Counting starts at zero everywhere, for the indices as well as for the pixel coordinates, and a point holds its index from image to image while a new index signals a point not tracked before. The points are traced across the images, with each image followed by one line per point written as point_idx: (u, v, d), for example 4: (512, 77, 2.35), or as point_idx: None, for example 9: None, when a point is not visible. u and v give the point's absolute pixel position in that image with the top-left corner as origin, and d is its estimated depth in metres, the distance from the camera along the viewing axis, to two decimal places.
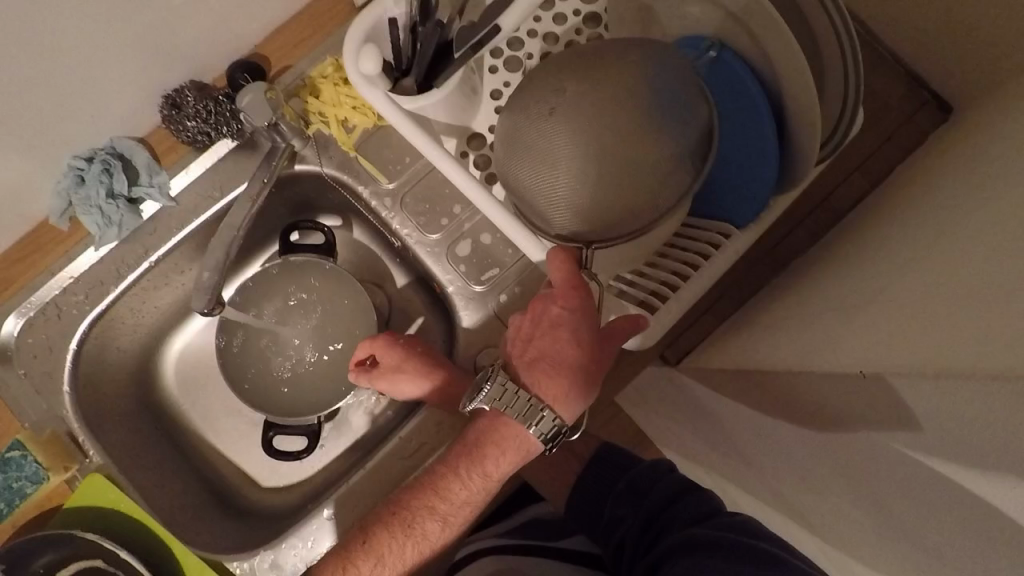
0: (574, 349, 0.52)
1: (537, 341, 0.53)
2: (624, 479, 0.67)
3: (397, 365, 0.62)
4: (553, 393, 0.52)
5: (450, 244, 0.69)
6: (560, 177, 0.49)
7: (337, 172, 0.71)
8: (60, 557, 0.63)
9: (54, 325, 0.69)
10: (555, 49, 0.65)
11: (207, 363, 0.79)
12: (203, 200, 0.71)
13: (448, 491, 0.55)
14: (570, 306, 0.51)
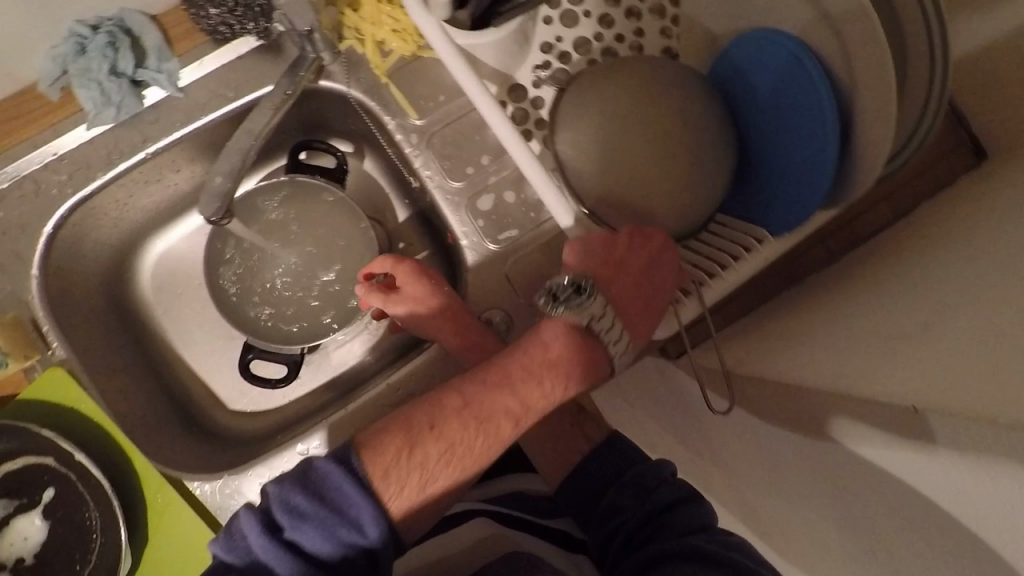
0: (665, 291, 0.53)
1: (630, 276, 0.51)
2: (630, 471, 0.59)
3: (417, 290, 0.61)
4: (639, 329, 0.53)
5: (472, 196, 0.66)
6: (597, 155, 0.54)
7: (364, 97, 0.67)
8: (12, 448, 0.60)
9: (30, 203, 0.63)
10: (614, 12, 0.61)
11: (192, 273, 0.74)
12: (213, 98, 0.65)
13: (517, 383, 0.52)
14: (660, 253, 0.52)
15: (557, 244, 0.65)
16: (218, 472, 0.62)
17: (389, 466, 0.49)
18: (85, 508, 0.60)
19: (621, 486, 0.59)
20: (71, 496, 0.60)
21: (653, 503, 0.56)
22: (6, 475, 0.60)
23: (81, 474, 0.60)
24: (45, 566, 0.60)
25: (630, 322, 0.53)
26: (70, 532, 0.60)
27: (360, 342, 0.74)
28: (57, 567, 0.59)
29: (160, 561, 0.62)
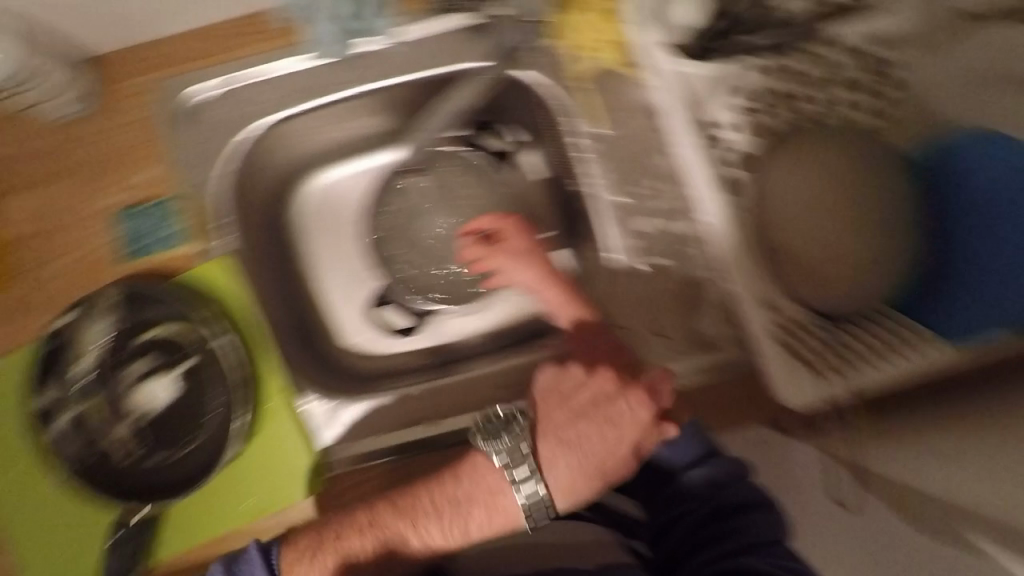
0: (601, 456, 0.57)
1: (569, 432, 0.58)
2: (697, 470, 0.58)
3: (517, 244, 0.70)
4: (565, 483, 0.56)
5: (635, 215, 0.66)
6: (788, 212, 0.56)
7: (556, 93, 0.69)
8: (171, 316, 0.66)
9: (242, 109, 0.69)
10: (836, 74, 0.58)
11: (342, 208, 0.77)
12: (422, 60, 0.70)
13: (426, 518, 0.55)
14: (626, 407, 0.58)
15: (705, 285, 0.64)
16: (332, 394, 0.69)
17: (299, 565, 0.53)
18: (214, 387, 0.66)
19: (686, 480, 0.58)
20: (204, 373, 0.66)
21: (721, 502, 0.56)
22: (157, 338, 0.67)
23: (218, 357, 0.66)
24: (166, 427, 0.66)
25: (559, 470, 0.56)
26: (194, 404, 0.66)
27: (479, 320, 0.77)
28: (177, 431, 0.66)
29: (255, 463, 0.65)
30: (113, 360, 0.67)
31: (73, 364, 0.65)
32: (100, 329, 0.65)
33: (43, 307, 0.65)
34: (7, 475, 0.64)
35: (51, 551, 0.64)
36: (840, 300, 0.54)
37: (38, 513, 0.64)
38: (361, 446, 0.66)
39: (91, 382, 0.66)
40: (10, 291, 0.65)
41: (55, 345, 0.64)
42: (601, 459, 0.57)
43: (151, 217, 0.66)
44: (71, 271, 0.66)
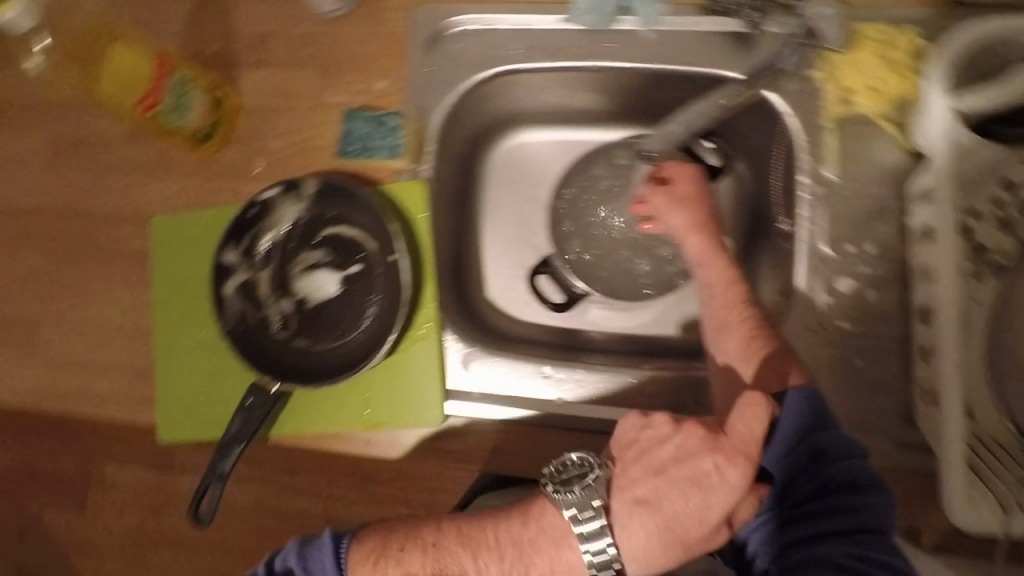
0: (686, 524, 0.53)
1: (653, 491, 0.54)
2: (805, 443, 0.55)
3: (686, 191, 0.66)
4: (640, 549, 0.54)
5: (835, 272, 0.63)
6: None
7: (797, 127, 0.63)
8: (354, 220, 0.69)
9: (479, 53, 0.69)
10: None
11: (529, 172, 0.80)
12: (669, 53, 0.66)
13: (484, 552, 0.55)
14: (722, 479, 0.53)
15: (883, 364, 0.61)
16: (472, 342, 0.69)
17: (361, 568, 0.57)
18: (371, 298, 0.69)
19: (793, 460, 0.55)
20: (367, 282, 0.69)
21: (832, 487, 0.53)
22: (337, 235, 0.70)
23: (385, 272, 0.68)
24: (318, 318, 0.70)
25: (635, 534, 0.54)
26: (349, 307, 0.69)
27: (624, 319, 0.77)
28: (326, 325, 0.70)
29: (388, 380, 0.67)
30: (295, 242, 0.71)
31: (259, 233, 0.70)
32: (292, 210, 0.69)
33: (255, 176, 0.71)
34: (178, 311, 0.71)
35: (193, 388, 0.70)
36: None
37: (192, 352, 0.70)
38: (486, 400, 0.67)
39: (268, 254, 0.71)
40: (235, 152, 0.71)
41: (252, 212, 0.69)
42: (685, 526, 0.53)
43: (369, 127, 0.68)
44: (287, 151, 0.70)
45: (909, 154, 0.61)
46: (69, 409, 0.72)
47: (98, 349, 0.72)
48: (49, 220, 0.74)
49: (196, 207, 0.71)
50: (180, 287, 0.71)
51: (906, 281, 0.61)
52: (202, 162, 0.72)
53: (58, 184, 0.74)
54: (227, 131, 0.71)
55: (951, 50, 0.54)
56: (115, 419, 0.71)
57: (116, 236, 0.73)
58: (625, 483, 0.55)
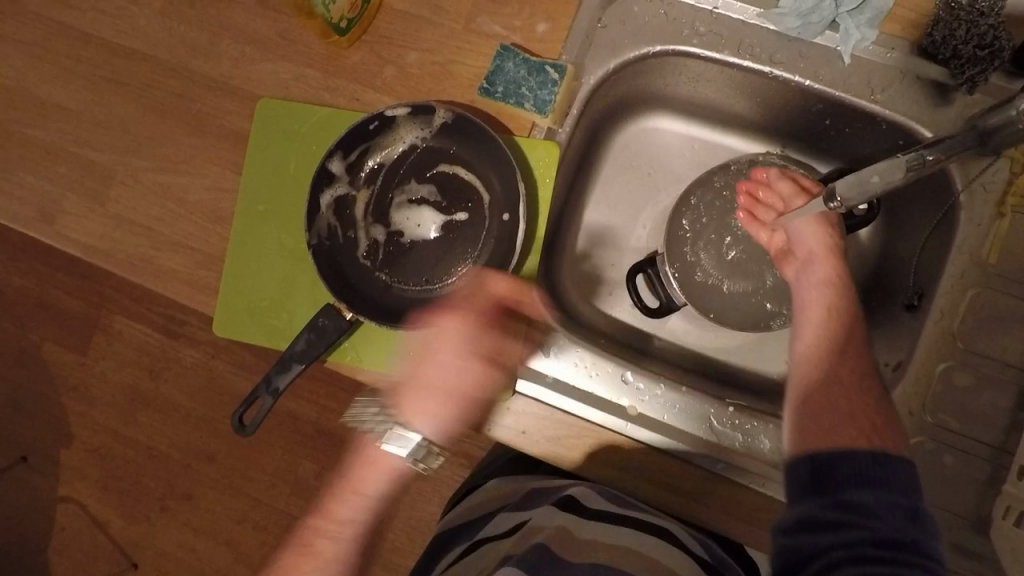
0: (437, 363, 0.61)
1: (425, 354, 0.63)
2: (904, 501, 0.46)
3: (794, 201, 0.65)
4: (433, 412, 0.61)
5: (955, 363, 0.59)
6: None
7: (966, 204, 0.59)
8: (474, 165, 0.65)
9: (657, 23, 0.63)
10: None
11: (655, 162, 0.75)
12: (859, 87, 0.60)
13: (313, 522, 0.60)
14: (458, 308, 0.62)
15: (972, 468, 0.59)
16: (555, 325, 0.65)
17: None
18: (470, 250, 0.65)
19: (888, 510, 0.46)
20: (469, 233, 0.65)
21: (887, 517, 0.45)
22: (451, 174, 0.66)
23: (493, 227, 0.65)
24: (408, 256, 0.66)
25: (418, 405, 0.61)
26: (444, 253, 0.66)
27: (703, 339, 0.74)
28: (414, 265, 0.66)
29: None
30: (403, 167, 0.66)
31: (372, 150, 0.65)
32: (413, 136, 0.65)
33: (383, 86, 0.65)
34: (263, 206, 0.66)
35: (261, 290, 0.66)
36: None
37: (268, 253, 0.66)
38: (559, 390, 0.63)
39: (375, 174, 0.66)
40: (367, 54, 0.66)
41: (372, 125, 0.63)
42: (422, 380, 0.61)
43: (524, 72, 0.60)
44: (423, 70, 0.65)
45: None
46: (125, 272, 0.68)
47: (170, 220, 0.68)
48: (152, 68, 0.69)
49: (311, 101, 0.66)
50: (272, 182, 0.66)
51: None
52: (331, 55, 0.66)
53: (172, 33, 0.69)
54: (364, 29, 0.65)
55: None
56: (171, 296, 0.68)
57: (219, 107, 0.68)
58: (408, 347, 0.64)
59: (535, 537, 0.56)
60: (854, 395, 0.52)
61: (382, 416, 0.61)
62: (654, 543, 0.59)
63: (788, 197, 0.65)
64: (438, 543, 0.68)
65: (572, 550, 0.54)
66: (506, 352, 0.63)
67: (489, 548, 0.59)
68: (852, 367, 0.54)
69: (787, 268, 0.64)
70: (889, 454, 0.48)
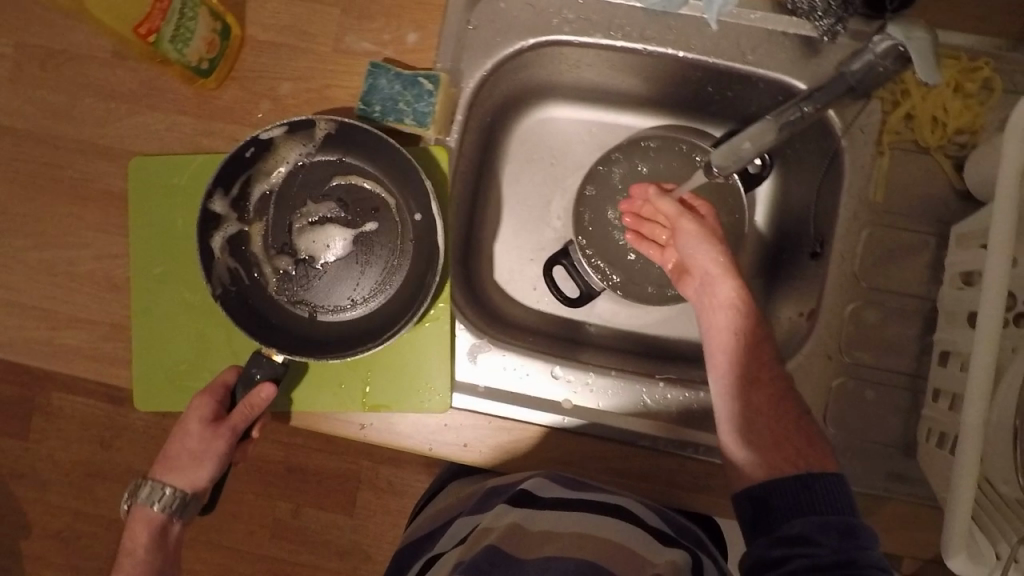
0: (192, 426, 0.58)
1: (182, 433, 0.58)
2: (840, 517, 0.48)
3: (668, 210, 0.64)
4: (179, 471, 0.58)
5: (861, 301, 0.62)
6: None
7: (847, 147, 0.61)
8: (373, 172, 0.64)
9: (527, 16, 0.62)
10: None
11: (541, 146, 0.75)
12: (732, 51, 0.61)
13: None
14: (196, 402, 0.58)
15: (890, 397, 0.61)
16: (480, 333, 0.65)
17: None
18: (395, 260, 0.64)
19: (825, 533, 0.47)
20: (387, 240, 0.64)
21: (826, 540, 0.46)
22: (349, 186, 0.64)
23: (414, 232, 0.64)
24: (321, 280, 0.64)
25: (180, 471, 0.58)
26: (362, 269, 0.64)
27: (633, 319, 0.74)
28: (333, 288, 0.64)
29: (387, 365, 0.64)
30: (297, 187, 0.64)
31: (255, 178, 0.63)
32: (294, 153, 0.63)
33: (262, 122, 0.64)
34: (158, 268, 0.64)
35: (175, 353, 0.64)
36: None
37: (173, 314, 0.64)
38: (492, 397, 0.63)
39: (263, 203, 0.64)
40: (239, 91, 0.63)
41: (250, 151, 0.61)
42: (175, 446, 0.58)
43: (399, 87, 0.59)
44: (299, 99, 0.63)
45: (957, 192, 0.60)
46: (28, 360, 0.64)
47: (66, 297, 0.65)
48: (15, 141, 0.65)
49: (188, 150, 0.64)
50: (162, 242, 0.64)
51: (930, 319, 0.61)
52: (201, 97, 0.64)
53: (29, 101, 0.65)
54: (231, 67, 0.63)
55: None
56: (82, 374, 0.65)
57: (94, 170, 0.65)
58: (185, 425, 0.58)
59: (484, 541, 0.55)
60: (778, 422, 0.54)
61: (147, 493, 0.59)
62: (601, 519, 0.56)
63: (671, 214, 0.64)
64: (404, 554, 0.68)
65: (526, 548, 0.54)
66: (257, 398, 0.57)
67: (443, 563, 0.58)
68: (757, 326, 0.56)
69: (687, 287, 0.65)
70: (816, 473, 0.50)
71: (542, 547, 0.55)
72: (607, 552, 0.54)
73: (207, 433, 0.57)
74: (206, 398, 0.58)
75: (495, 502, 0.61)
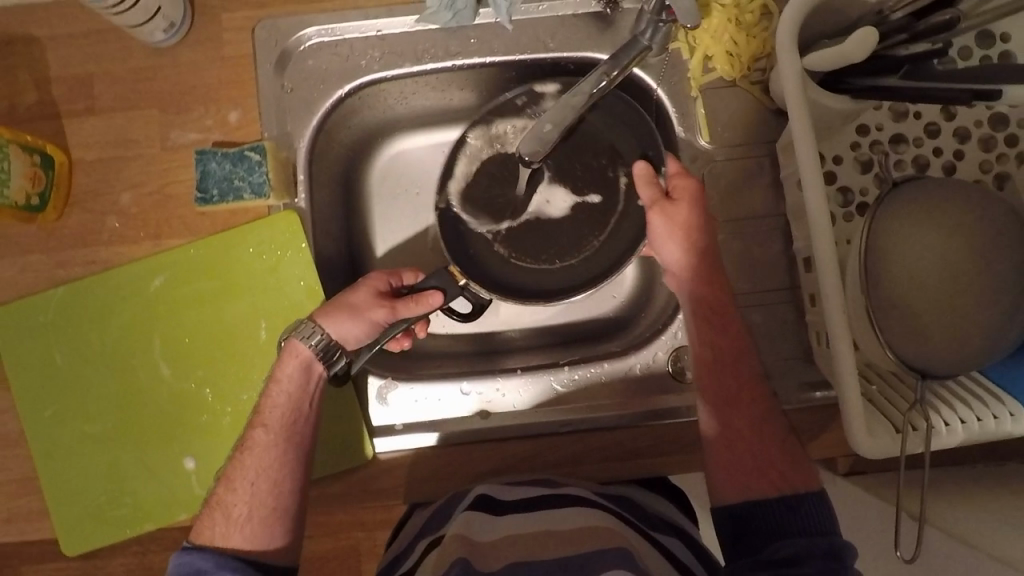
0: (363, 290, 0.59)
1: (346, 296, 0.59)
2: (824, 538, 0.50)
3: (648, 196, 0.60)
4: (337, 325, 0.58)
5: (724, 233, 0.65)
6: (903, 276, 0.51)
7: (665, 98, 0.65)
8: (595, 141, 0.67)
9: (337, 64, 0.65)
10: (936, 140, 0.60)
11: None
12: (534, 43, 0.64)
13: (239, 477, 0.54)
14: (368, 276, 0.60)
15: (777, 314, 0.64)
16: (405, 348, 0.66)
17: (213, 531, 0.53)
18: (598, 234, 0.67)
19: (810, 553, 0.49)
20: (604, 214, 0.68)
21: (811, 561, 0.48)
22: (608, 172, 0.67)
23: (630, 212, 0.67)
24: (537, 232, 0.69)
25: (335, 322, 0.58)
26: (579, 226, 0.68)
27: (533, 315, 0.74)
28: (531, 245, 0.69)
29: None
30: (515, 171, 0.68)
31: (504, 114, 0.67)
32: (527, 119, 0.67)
33: (112, 238, 0.64)
34: (49, 410, 0.63)
35: (93, 486, 0.63)
36: (947, 363, 0.51)
37: (77, 449, 0.63)
38: (413, 430, 0.65)
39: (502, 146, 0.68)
40: (81, 216, 0.64)
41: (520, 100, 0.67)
42: (339, 300, 0.59)
43: (232, 164, 0.61)
44: (143, 205, 0.64)
45: (771, 111, 0.64)
46: None
47: None
48: None
49: (48, 285, 0.64)
50: (45, 384, 0.63)
51: (788, 231, 0.64)
52: (45, 232, 0.64)
53: None
54: (65, 194, 0.63)
55: (791, 15, 0.52)
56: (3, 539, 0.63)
57: None
58: (344, 297, 0.59)
59: (450, 555, 0.51)
60: (762, 450, 0.55)
61: (303, 329, 0.58)
62: (544, 512, 0.56)
63: (646, 202, 0.60)
64: None
65: (490, 556, 0.52)
66: (427, 300, 0.59)
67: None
68: (700, 319, 0.58)
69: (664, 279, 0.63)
70: (800, 495, 0.52)
71: (505, 553, 0.52)
72: (540, 543, 0.53)
73: (372, 297, 0.59)
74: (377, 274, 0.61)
75: (450, 517, 0.57)
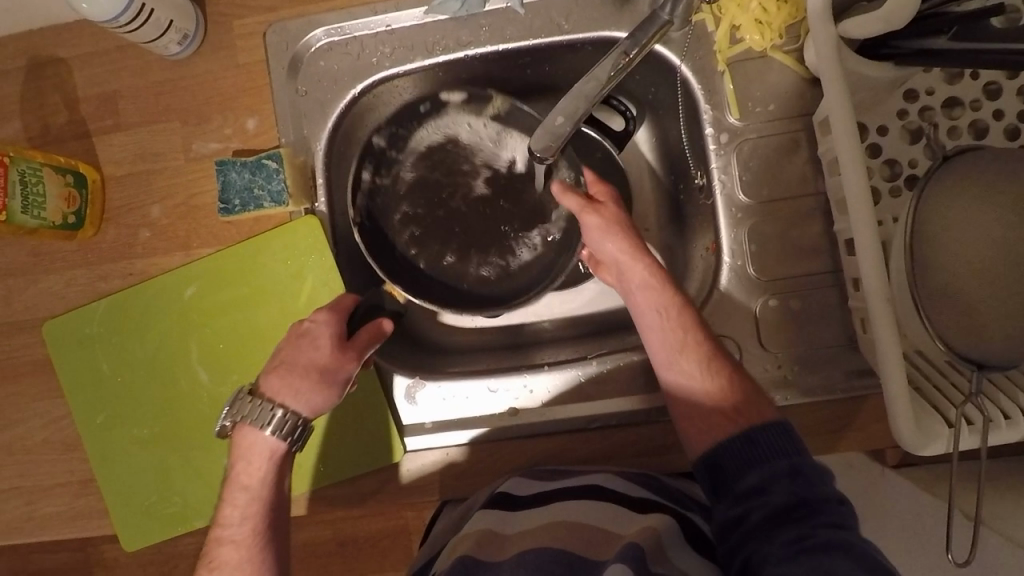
0: (322, 345, 0.54)
1: (299, 357, 0.53)
2: (787, 460, 0.47)
3: (573, 204, 0.58)
4: (302, 394, 0.52)
5: (757, 216, 0.61)
6: (953, 259, 0.47)
7: (690, 75, 0.61)
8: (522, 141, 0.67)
9: (349, 63, 0.64)
10: (997, 102, 0.54)
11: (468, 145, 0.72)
12: (547, 26, 0.62)
13: None
14: (318, 319, 0.55)
15: (817, 301, 0.60)
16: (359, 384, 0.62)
17: None
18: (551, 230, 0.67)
19: (774, 475, 0.47)
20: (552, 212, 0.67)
21: (776, 488, 0.46)
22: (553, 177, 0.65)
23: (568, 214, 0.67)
24: (466, 234, 0.69)
25: (297, 393, 0.52)
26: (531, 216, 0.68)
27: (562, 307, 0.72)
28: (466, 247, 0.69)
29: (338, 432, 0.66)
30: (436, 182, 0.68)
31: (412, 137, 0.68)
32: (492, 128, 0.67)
33: (145, 250, 0.66)
34: (101, 416, 0.66)
35: (144, 488, 0.66)
36: (1010, 353, 0.46)
37: (127, 453, 0.66)
38: (441, 429, 0.65)
39: (426, 163, 0.69)
40: (115, 229, 0.66)
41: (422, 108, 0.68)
42: (294, 360, 0.53)
43: (251, 173, 0.62)
44: (172, 217, 0.65)
45: (807, 80, 0.60)
46: (18, 538, 0.68)
47: (32, 470, 0.67)
48: None
49: (92, 298, 0.67)
50: (95, 392, 0.66)
51: (828, 211, 0.60)
52: (84, 247, 0.66)
53: None
54: (99, 210, 0.65)
55: None
56: (69, 535, 0.67)
57: (15, 346, 0.67)
58: (296, 357, 0.53)
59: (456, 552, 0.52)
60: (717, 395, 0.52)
61: (258, 415, 0.51)
62: (554, 506, 0.55)
63: (574, 210, 0.59)
64: None
65: (501, 548, 0.51)
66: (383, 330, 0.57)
67: None
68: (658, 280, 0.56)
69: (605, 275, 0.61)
70: (758, 426, 0.49)
71: (513, 544, 0.51)
72: (557, 531, 0.51)
73: (336, 353, 0.54)
74: (326, 318, 0.55)
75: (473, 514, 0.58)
